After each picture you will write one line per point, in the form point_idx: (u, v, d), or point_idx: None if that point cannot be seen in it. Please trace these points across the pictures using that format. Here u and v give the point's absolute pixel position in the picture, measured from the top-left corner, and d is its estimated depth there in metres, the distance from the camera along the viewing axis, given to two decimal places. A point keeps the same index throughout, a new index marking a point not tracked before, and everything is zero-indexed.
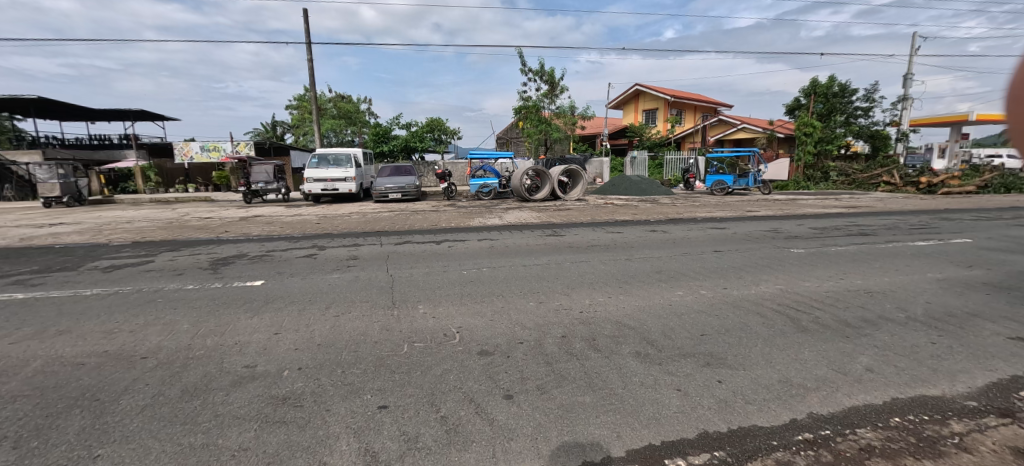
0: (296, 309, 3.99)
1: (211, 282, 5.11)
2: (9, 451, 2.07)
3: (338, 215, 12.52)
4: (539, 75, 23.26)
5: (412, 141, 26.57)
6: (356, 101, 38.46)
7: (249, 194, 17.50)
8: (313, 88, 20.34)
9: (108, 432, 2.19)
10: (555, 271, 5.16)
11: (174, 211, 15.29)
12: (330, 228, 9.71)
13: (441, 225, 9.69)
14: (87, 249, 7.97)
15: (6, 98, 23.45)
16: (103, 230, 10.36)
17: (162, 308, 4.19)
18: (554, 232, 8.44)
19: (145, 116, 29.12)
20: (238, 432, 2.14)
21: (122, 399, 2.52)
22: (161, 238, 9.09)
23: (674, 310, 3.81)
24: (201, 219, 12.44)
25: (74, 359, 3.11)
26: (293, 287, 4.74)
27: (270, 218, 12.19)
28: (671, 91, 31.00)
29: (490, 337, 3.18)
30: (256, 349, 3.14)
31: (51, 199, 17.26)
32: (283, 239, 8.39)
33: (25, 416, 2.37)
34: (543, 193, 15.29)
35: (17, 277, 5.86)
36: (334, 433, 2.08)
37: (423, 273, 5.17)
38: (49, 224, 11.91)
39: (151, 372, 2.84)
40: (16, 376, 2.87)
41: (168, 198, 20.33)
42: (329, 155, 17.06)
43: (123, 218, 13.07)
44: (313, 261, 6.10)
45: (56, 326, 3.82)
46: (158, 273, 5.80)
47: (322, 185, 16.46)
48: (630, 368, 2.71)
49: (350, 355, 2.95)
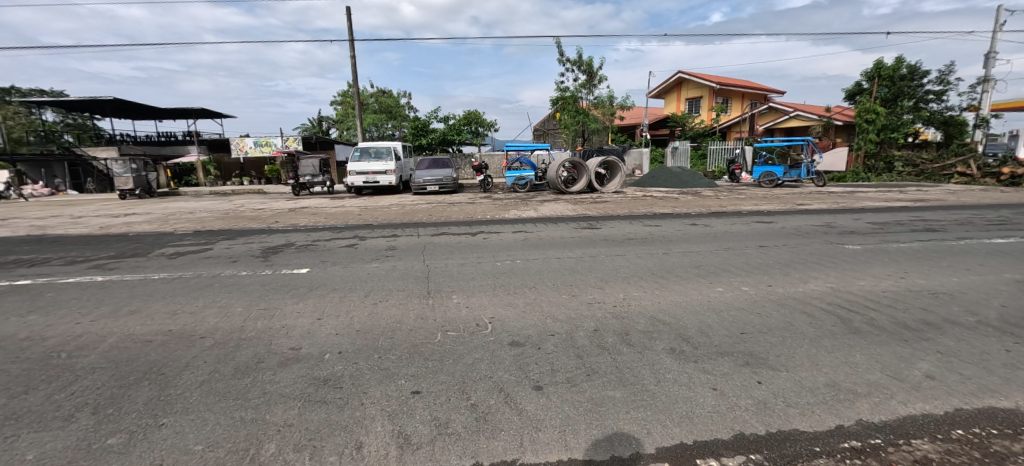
0: (338, 296, 4.18)
1: (263, 269, 5.46)
2: (89, 416, 2.34)
3: (378, 206, 12.95)
4: (577, 65, 22.84)
5: (450, 134, 26.97)
6: (397, 97, 39.65)
7: (298, 186, 18.51)
8: (356, 84, 21.06)
9: (171, 404, 2.42)
10: (589, 264, 5.11)
11: (231, 202, 16.41)
12: (371, 219, 10.09)
13: (479, 217, 9.80)
14: (156, 237, 8.71)
15: (87, 99, 25.98)
16: (169, 221, 11.24)
17: (218, 292, 4.52)
18: (590, 225, 8.31)
19: (206, 114, 31.39)
20: (284, 409, 2.29)
21: (183, 374, 2.76)
22: (220, 227, 9.80)
23: (712, 307, 3.67)
24: (254, 210, 13.28)
25: (143, 336, 3.43)
26: (335, 276, 4.96)
27: (316, 210, 12.81)
28: (717, 78, 29.63)
29: (522, 328, 3.20)
30: (301, 333, 3.32)
31: (126, 191, 19.03)
32: (328, 229, 8.79)
33: (103, 385, 2.67)
34: (580, 185, 15.11)
35: (98, 262, 6.48)
36: (370, 416, 2.18)
37: (458, 263, 5.28)
38: (124, 214, 13.11)
39: (206, 351, 3.06)
40: (94, 351, 3.19)
41: (226, 190, 21.73)
42: (370, 148, 17.67)
43: (186, 209, 14.14)
44: (353, 251, 6.34)
45: (128, 306, 4.22)
46: (215, 260, 6.27)
47: (364, 178, 17.03)
48: (664, 365, 2.64)
49: (386, 341, 3.06)
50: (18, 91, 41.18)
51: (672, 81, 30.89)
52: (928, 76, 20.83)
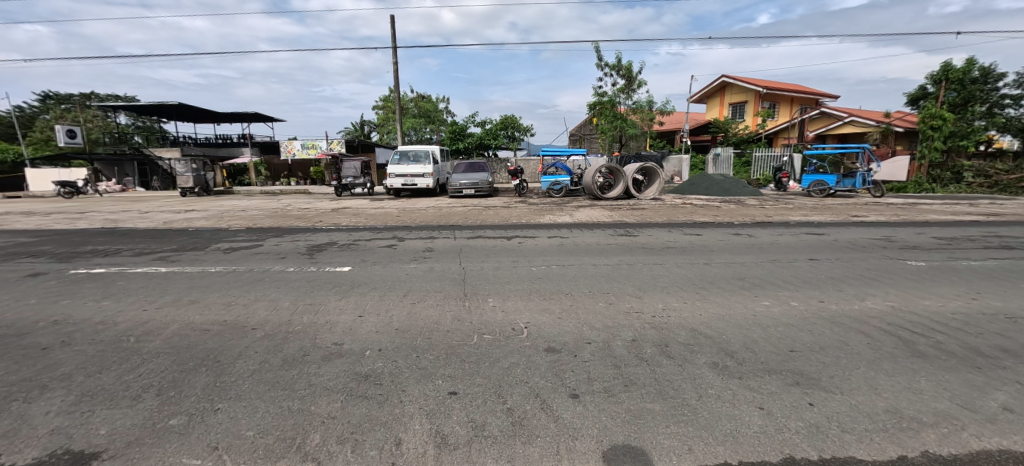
0: (378, 295, 4.32)
1: (308, 266, 5.71)
2: (154, 397, 2.55)
3: (416, 209, 13.26)
4: (616, 69, 22.53)
5: (486, 139, 27.28)
6: (436, 102, 40.60)
7: (340, 187, 19.27)
8: (397, 89, 21.72)
9: (225, 390, 2.58)
10: (626, 272, 5.01)
11: (279, 201, 17.30)
12: (409, 221, 10.36)
13: (514, 221, 9.84)
14: (212, 233, 9.32)
15: (155, 104, 28.20)
16: (223, 218, 12.00)
17: (267, 287, 4.78)
18: (627, 232, 8.16)
19: (259, 118, 33.32)
20: (328, 401, 2.38)
21: (236, 362, 2.93)
22: (269, 225, 10.35)
23: (758, 321, 3.50)
24: (300, 209, 13.95)
25: (201, 325, 3.67)
26: (375, 275, 5.12)
27: (357, 210, 13.30)
28: (763, 83, 28.41)
29: (558, 334, 3.18)
30: (343, 329, 3.44)
31: (186, 189, 20.49)
32: (368, 229, 9.10)
33: (166, 369, 2.88)
34: (616, 191, 14.87)
35: (162, 254, 7.00)
36: (408, 414, 2.22)
37: (493, 267, 5.32)
38: (184, 210, 14.11)
39: (257, 342, 3.24)
40: (159, 336, 3.46)
41: (275, 190, 22.93)
42: (409, 152, 18.15)
43: (239, 207, 15.03)
44: (392, 252, 6.52)
45: (188, 295, 4.55)
46: (265, 256, 6.63)
47: (402, 180, 17.50)
48: (706, 380, 2.55)
49: (424, 341, 3.12)
50: (98, 97, 45.28)
51: (715, 85, 29.90)
52: (1004, 79, 19.06)
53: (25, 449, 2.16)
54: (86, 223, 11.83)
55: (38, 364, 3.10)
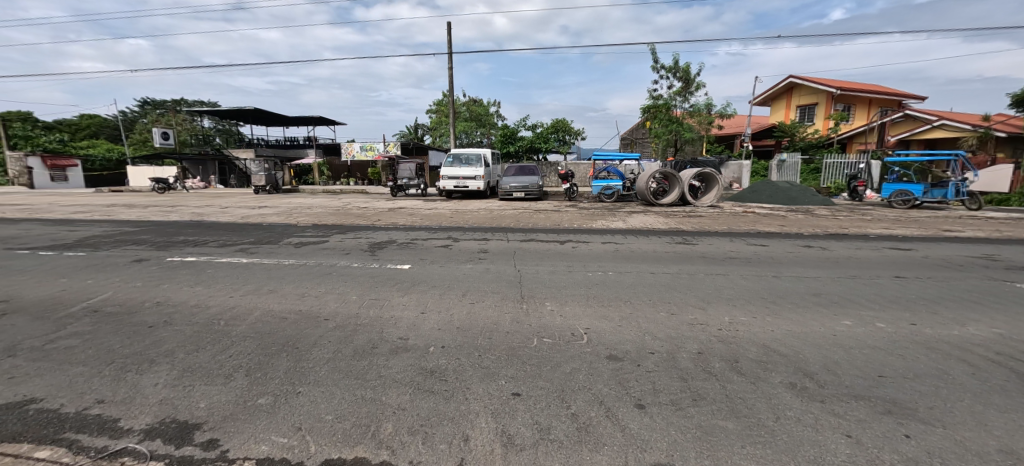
0: (438, 293, 4.45)
1: (371, 262, 6.02)
2: (244, 377, 2.79)
3: (468, 210, 13.55)
4: (672, 71, 21.78)
5: (537, 142, 27.34)
6: (487, 105, 41.31)
7: (396, 188, 20.09)
8: (452, 94, 22.32)
9: (304, 375, 2.77)
10: (686, 281, 4.82)
11: (340, 200, 18.33)
12: (462, 222, 10.60)
13: (565, 225, 9.78)
14: (283, 228, 10.04)
15: (235, 109, 30.89)
16: (292, 214, 12.90)
17: (336, 280, 5.09)
18: (685, 240, 7.86)
19: (324, 121, 35.53)
20: (397, 393, 2.50)
21: (313, 350, 3.15)
22: (333, 222, 11.00)
23: (838, 342, 3.24)
24: (360, 208, 14.70)
25: (280, 313, 3.98)
26: (433, 273, 5.30)
27: (412, 210, 13.81)
28: (837, 84, 26.31)
29: (619, 343, 3.12)
30: (407, 325, 3.59)
31: (260, 187, 22.26)
32: (424, 229, 9.41)
33: (252, 352, 3.15)
34: (671, 198, 14.35)
35: (241, 246, 7.65)
36: (474, 411, 2.28)
37: (548, 271, 5.32)
38: (258, 207, 15.32)
39: (330, 332, 3.46)
40: (244, 321, 3.79)
41: (336, 190, 24.31)
42: (462, 155, 18.59)
43: (305, 204, 16.10)
44: (448, 252, 6.70)
45: (267, 285, 4.95)
46: (332, 251, 7.05)
47: (455, 182, 17.92)
48: (783, 401, 2.40)
49: (485, 341, 3.18)
50: (187, 102, 50.36)
51: (782, 87, 28.08)
52: None
53: (140, 416, 2.44)
54: (178, 215, 13.18)
55: (146, 340, 3.50)
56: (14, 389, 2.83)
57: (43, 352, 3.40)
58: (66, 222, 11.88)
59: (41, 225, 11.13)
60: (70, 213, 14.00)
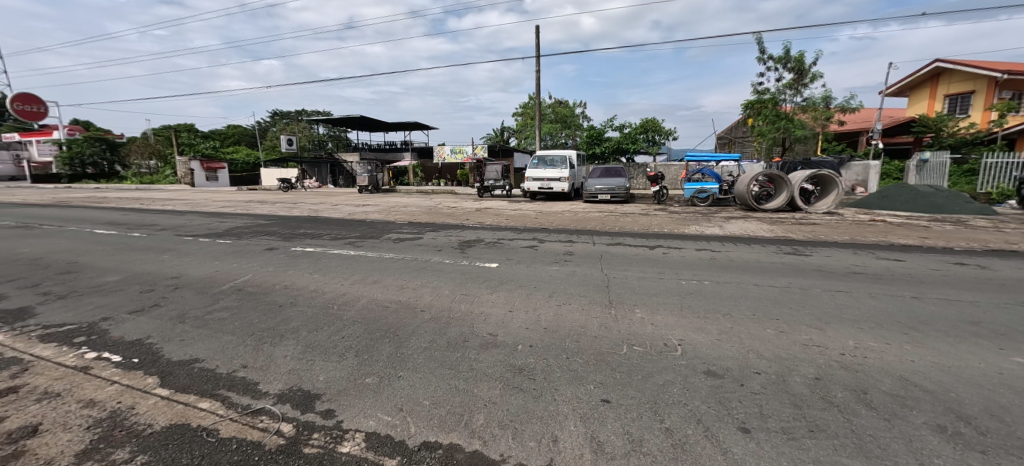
0: (524, 293, 4.54)
1: (461, 260, 6.33)
2: (354, 357, 3.11)
3: (552, 212, 13.57)
4: (782, 62, 19.62)
5: (625, 143, 26.46)
6: (573, 107, 41.05)
7: (483, 189, 20.86)
8: (538, 96, 22.54)
9: (405, 360, 3.01)
10: (796, 296, 4.32)
11: (432, 200, 19.54)
12: (547, 223, 10.66)
13: (655, 230, 9.33)
14: (383, 224, 10.99)
15: (346, 117, 34.54)
16: (390, 212, 14.05)
17: (430, 275, 5.45)
18: (794, 250, 7.05)
19: (419, 126, 38.16)
20: (488, 387, 2.60)
21: (411, 338, 3.40)
22: (426, 220, 11.76)
23: (1006, 383, 2.65)
24: (450, 208, 15.53)
25: (382, 302, 4.37)
26: (519, 273, 5.42)
27: (498, 211, 14.23)
28: (1004, 67, 21.59)
29: (719, 358, 2.90)
30: (496, 322, 3.71)
31: (364, 187, 24.63)
32: (510, 229, 9.65)
33: (361, 336, 3.50)
34: (778, 202, 12.93)
35: (349, 240, 8.54)
36: (563, 412, 2.29)
37: (637, 276, 5.13)
38: (362, 205, 16.95)
39: (426, 323, 3.70)
40: (354, 307, 4.22)
41: (428, 190, 25.95)
42: (547, 156, 18.71)
43: (401, 204, 17.43)
44: (534, 252, 6.78)
45: (372, 276, 5.46)
46: (426, 247, 7.55)
47: (539, 184, 18.07)
48: (929, 446, 2.03)
49: (572, 344, 3.17)
50: (307, 112, 57.60)
51: (924, 74, 23.83)
52: None
53: (275, 381, 2.86)
54: (299, 211, 15.11)
55: (278, 317, 4.09)
56: (185, 349, 3.50)
57: (204, 321, 4.14)
58: (218, 215, 14.28)
59: (201, 217, 13.54)
60: (221, 207, 16.80)
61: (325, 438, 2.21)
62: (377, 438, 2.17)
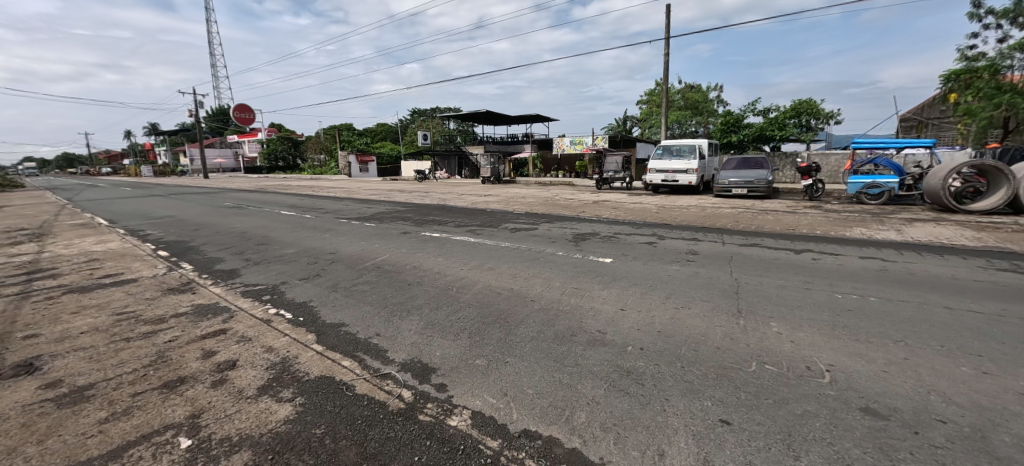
0: (639, 291, 4.30)
1: (574, 252, 6.27)
2: (467, 338, 3.31)
3: (676, 206, 12.60)
4: (1009, 16, 14.91)
5: (769, 130, 23.17)
6: (707, 91, 37.34)
7: (601, 181, 20.37)
8: (666, 82, 21.02)
9: (513, 347, 3.09)
10: (1013, 329, 3.26)
11: (549, 191, 19.78)
12: (669, 219, 9.95)
13: (802, 230, 8.00)
14: (502, 214, 11.49)
15: (473, 112, 36.88)
16: (509, 202, 14.62)
17: (543, 266, 5.50)
18: (1013, 265, 5.34)
19: (540, 119, 38.83)
20: (592, 385, 2.52)
21: (520, 326, 3.48)
22: (542, 211, 11.96)
23: None
24: (566, 199, 15.50)
25: (496, 289, 4.56)
26: (635, 270, 5.15)
27: (615, 204, 13.76)
28: None
29: (882, 394, 2.36)
30: (607, 319, 3.59)
31: (486, 178, 26.11)
32: (627, 224, 9.24)
33: (474, 319, 3.70)
34: (992, 201, 9.94)
35: (471, 228, 9.14)
36: (672, 426, 2.10)
37: (776, 284, 4.45)
38: (484, 195, 18.00)
39: (535, 313, 3.76)
40: (470, 292, 4.49)
41: (546, 182, 26.31)
42: (673, 146, 17.36)
43: (520, 194, 18.01)
44: (653, 249, 6.37)
45: (488, 263, 5.74)
46: (540, 238, 7.66)
47: (663, 176, 16.89)
48: None
49: (690, 352, 2.90)
50: (440, 109, 63.05)
51: None
52: None
53: (400, 351, 3.20)
54: (430, 200, 16.67)
55: (407, 294, 4.59)
56: (335, 313, 4.15)
57: (350, 291, 4.86)
58: (367, 201, 16.58)
59: (354, 203, 15.86)
60: (370, 195, 19.49)
61: (437, 410, 2.40)
62: (482, 418, 2.28)
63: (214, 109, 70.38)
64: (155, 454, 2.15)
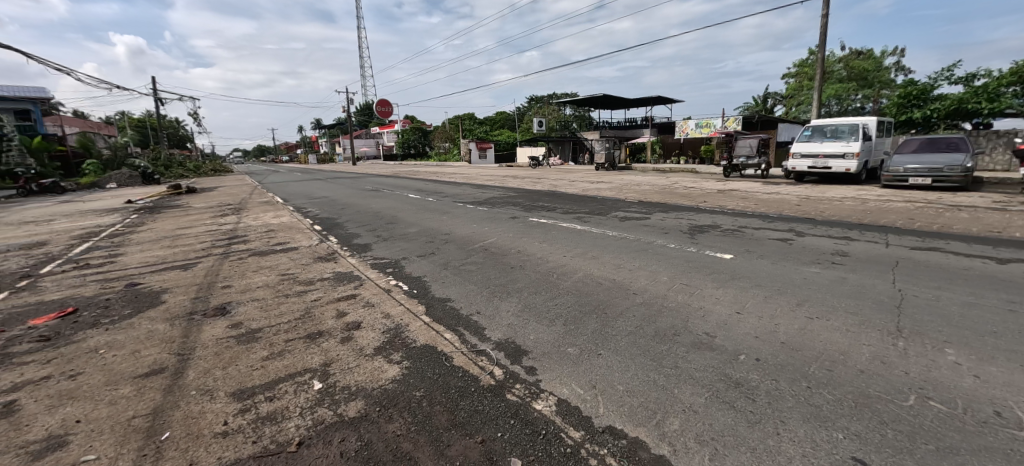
0: (761, 294, 3.77)
1: (689, 246, 5.74)
2: (561, 325, 3.30)
3: (824, 198, 10.72)
4: None
5: (971, 102, 18.14)
6: (880, 58, 30.63)
7: (730, 167, 18.32)
8: (821, 50, 17.78)
9: (608, 340, 2.99)
10: None
11: (668, 179, 18.48)
12: (813, 212, 8.51)
13: (1014, 234, 6.12)
14: (613, 202, 11.10)
15: (590, 96, 36.10)
16: (623, 190, 14.07)
17: (650, 258, 5.17)
18: None
19: (662, 100, 36.24)
20: (691, 392, 2.31)
21: (618, 319, 3.35)
22: (657, 200, 11.24)
23: None
24: (686, 187, 14.33)
25: (597, 278, 4.43)
26: (760, 270, 4.52)
27: (745, 193, 12.26)
28: None
29: None
30: (717, 321, 3.23)
31: (600, 164, 25.48)
32: (757, 217, 8.15)
33: (572, 307, 3.66)
34: None
35: (579, 215, 9.01)
36: (786, 454, 1.82)
37: (959, 301, 3.49)
38: (596, 182, 17.61)
39: (636, 307, 3.57)
40: (569, 280, 4.45)
41: (666, 168, 24.60)
42: (827, 126, 14.68)
43: (635, 181, 17.20)
44: (786, 247, 5.51)
45: (593, 252, 5.60)
46: (651, 229, 7.20)
47: (811, 162, 14.45)
48: None
49: (821, 372, 2.46)
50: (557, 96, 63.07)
51: None
52: None
53: (497, 331, 3.33)
54: (542, 186, 16.93)
55: (509, 277, 4.73)
56: (444, 289, 4.50)
57: (458, 270, 5.21)
58: (484, 186, 17.53)
59: (472, 188, 16.91)
60: (486, 180, 20.56)
61: (525, 391, 2.44)
62: (568, 407, 2.26)
63: (361, 104, 80.80)
64: (296, 390, 2.60)
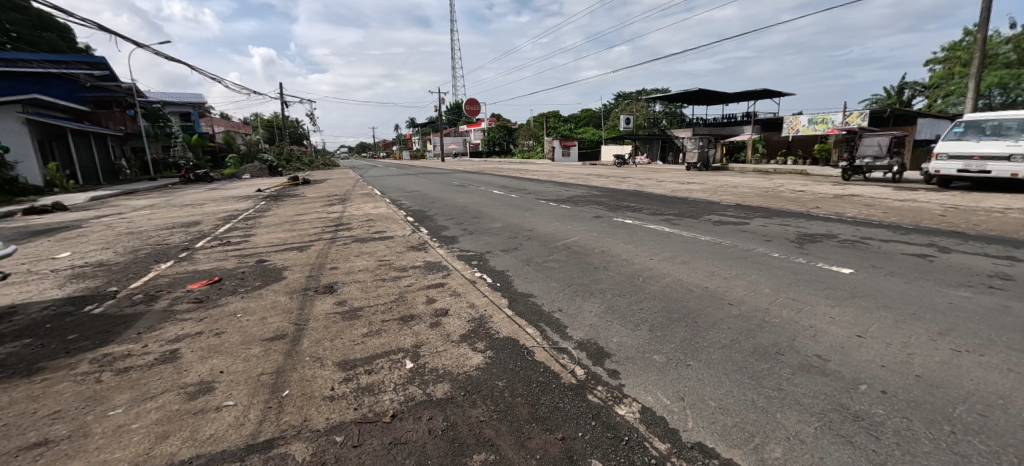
0: (890, 318, 3.24)
1: (797, 256, 5.14)
2: (647, 331, 3.16)
3: (977, 208, 8.91)
4: None
5: None
6: None
7: (851, 169, 16.02)
8: (984, 29, 14.70)
9: (699, 351, 2.79)
10: None
11: (772, 181, 16.71)
12: (963, 225, 7.12)
13: None
14: (706, 204, 10.35)
15: (684, 91, 33.94)
16: (717, 192, 13.05)
17: (750, 267, 4.72)
18: None
19: (769, 94, 32.80)
20: (797, 419, 2.07)
21: (711, 330, 3.11)
22: (758, 204, 10.23)
23: None
24: (794, 191, 12.85)
25: (687, 285, 4.16)
26: (889, 289, 3.89)
27: (869, 199, 10.65)
28: None
29: None
30: (832, 343, 2.85)
31: (693, 164, 23.87)
32: (886, 227, 7.02)
33: (658, 313, 3.48)
34: None
35: (668, 217, 8.54)
36: None
37: None
38: (686, 182, 16.56)
39: (732, 319, 3.28)
40: (656, 284, 4.24)
41: (769, 170, 22.28)
42: (986, 122, 12.09)
43: (732, 183, 15.84)
44: (925, 265, 4.67)
45: (682, 257, 5.27)
46: (751, 235, 6.58)
47: (962, 164, 12.05)
48: None
49: (972, 416, 2.05)
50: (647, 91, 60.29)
51: None
52: None
53: (578, 331, 3.29)
54: (627, 185, 16.35)
55: (592, 277, 4.65)
56: (526, 284, 4.56)
57: (540, 267, 5.24)
58: (566, 184, 17.42)
59: (555, 186, 16.87)
60: (569, 179, 20.41)
61: (607, 394, 2.38)
62: (652, 416, 2.16)
63: (452, 102, 84.77)
64: (391, 367, 2.83)
